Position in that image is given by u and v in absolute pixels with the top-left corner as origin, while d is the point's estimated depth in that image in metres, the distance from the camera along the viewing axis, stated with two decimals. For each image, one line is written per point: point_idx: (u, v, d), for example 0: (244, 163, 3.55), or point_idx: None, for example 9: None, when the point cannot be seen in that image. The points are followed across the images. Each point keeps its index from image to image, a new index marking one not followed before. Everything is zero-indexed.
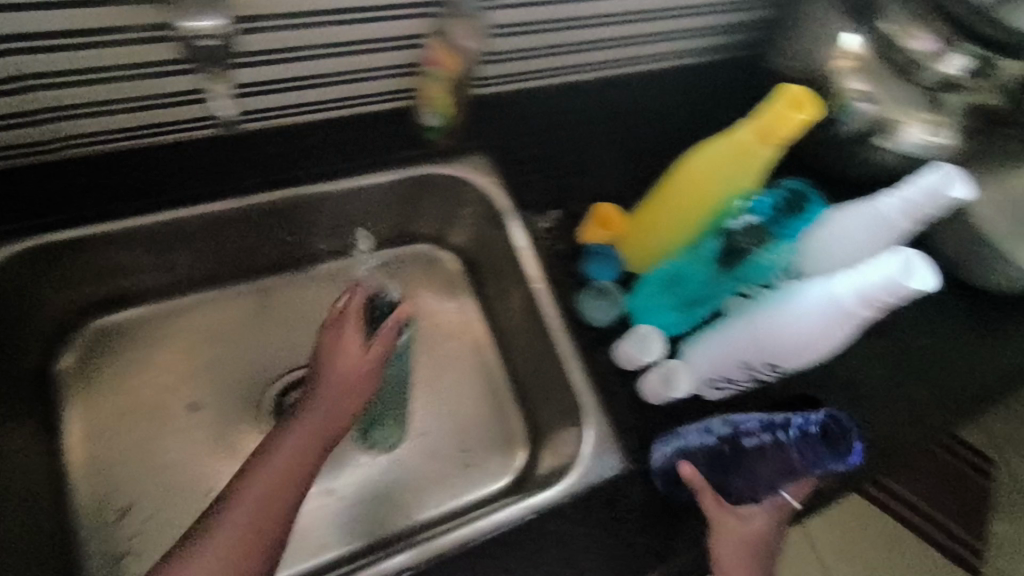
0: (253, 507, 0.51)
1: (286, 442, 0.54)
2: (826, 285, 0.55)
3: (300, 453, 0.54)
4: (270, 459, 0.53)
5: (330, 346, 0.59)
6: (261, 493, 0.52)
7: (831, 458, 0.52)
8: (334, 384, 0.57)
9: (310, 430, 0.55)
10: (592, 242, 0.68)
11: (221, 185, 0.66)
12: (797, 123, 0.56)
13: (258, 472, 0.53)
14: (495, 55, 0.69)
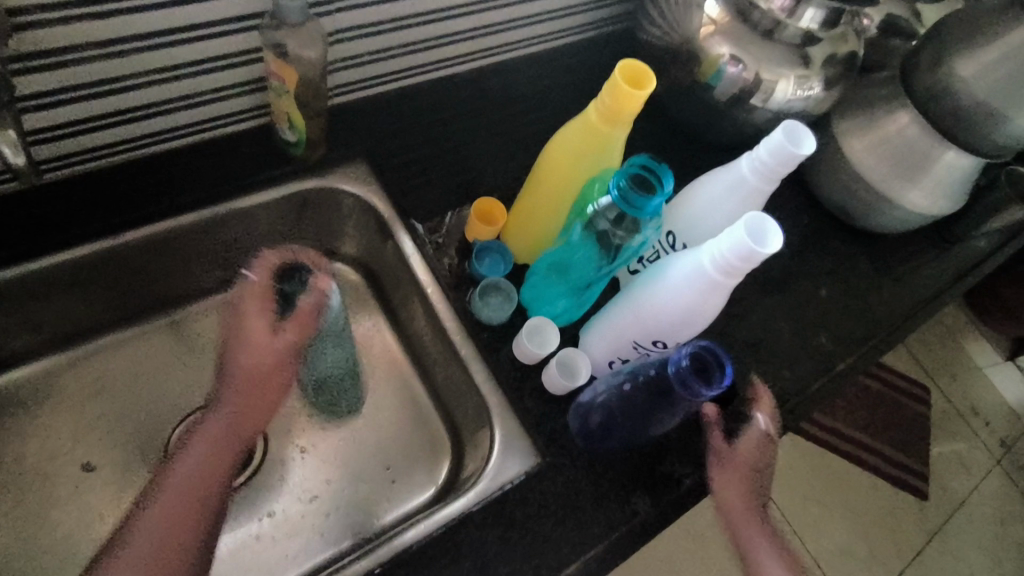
0: (161, 522, 0.49)
1: (194, 452, 0.54)
2: (689, 257, 0.54)
3: (211, 456, 0.54)
4: (176, 471, 0.53)
5: (234, 329, 0.59)
6: (169, 507, 0.50)
7: (704, 388, 0.51)
8: (245, 370, 0.59)
9: (220, 432, 0.56)
10: (479, 240, 0.67)
11: (53, 236, 0.60)
12: (635, 100, 0.53)
13: (162, 489, 0.51)
14: (345, 61, 0.66)
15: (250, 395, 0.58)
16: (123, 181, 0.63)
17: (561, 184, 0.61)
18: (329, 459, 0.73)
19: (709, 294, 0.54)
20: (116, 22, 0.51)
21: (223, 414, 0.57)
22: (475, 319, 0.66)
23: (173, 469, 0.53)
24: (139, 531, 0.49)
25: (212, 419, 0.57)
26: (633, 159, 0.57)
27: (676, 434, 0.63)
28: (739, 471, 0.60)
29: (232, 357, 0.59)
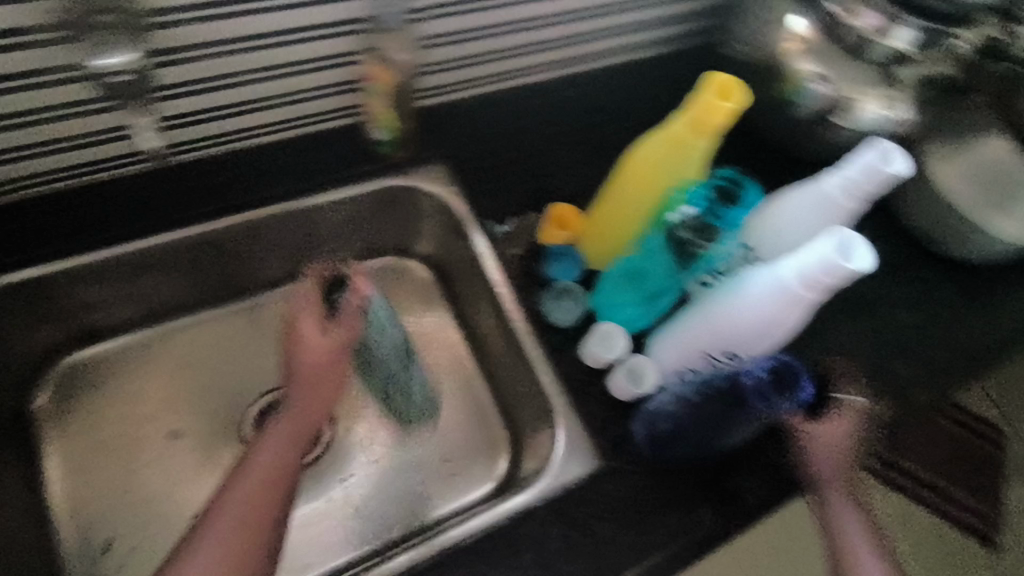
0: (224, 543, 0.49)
1: (251, 466, 0.53)
2: (771, 270, 0.55)
3: (272, 478, 0.52)
4: (235, 487, 0.51)
5: (290, 337, 0.60)
6: (229, 528, 0.49)
7: (782, 400, 0.53)
8: (302, 378, 0.58)
9: (275, 447, 0.54)
10: (552, 245, 0.69)
11: (168, 216, 0.65)
12: (724, 110, 0.55)
13: (222, 509, 0.50)
14: (434, 66, 0.69)
15: (308, 408, 0.58)
16: (223, 170, 0.67)
17: (641, 191, 0.62)
18: (393, 447, 0.76)
19: (789, 305, 0.54)
20: (237, 23, 0.55)
21: (275, 430, 0.56)
22: (544, 321, 0.67)
23: (231, 488, 0.52)
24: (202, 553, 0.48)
25: (269, 426, 0.56)
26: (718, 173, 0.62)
27: (742, 449, 0.62)
28: (823, 459, 0.58)
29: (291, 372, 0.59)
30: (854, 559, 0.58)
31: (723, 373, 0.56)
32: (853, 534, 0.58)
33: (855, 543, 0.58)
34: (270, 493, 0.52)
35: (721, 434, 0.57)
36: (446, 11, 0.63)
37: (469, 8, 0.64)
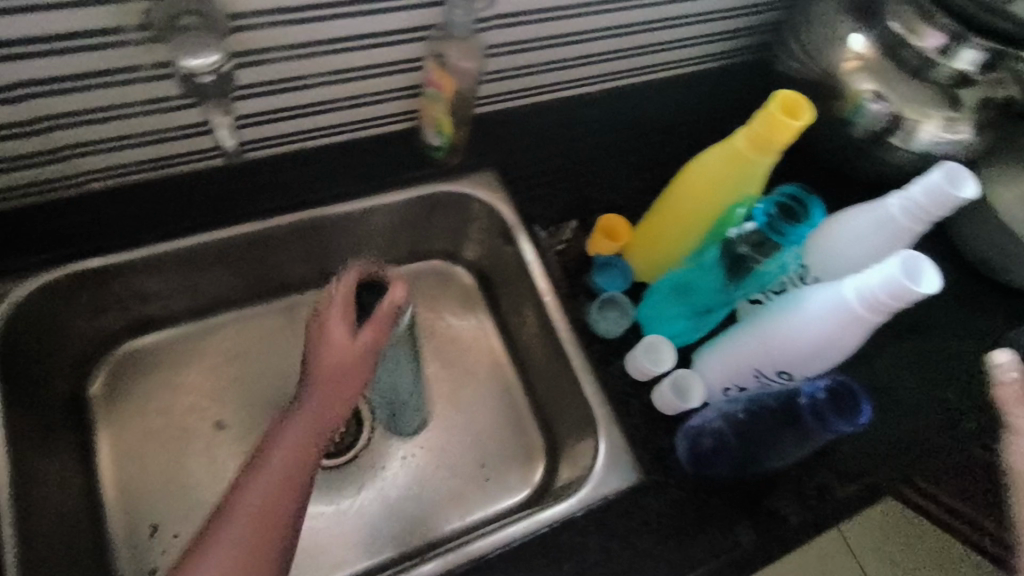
0: (226, 562, 0.46)
1: (259, 481, 0.49)
2: (830, 291, 0.54)
3: (280, 489, 0.49)
4: (243, 498, 0.48)
5: (314, 333, 0.55)
6: (232, 546, 0.47)
7: (841, 421, 0.52)
8: (322, 375, 0.53)
9: (284, 461, 0.50)
10: (601, 254, 0.69)
11: (232, 213, 0.66)
12: (790, 129, 0.54)
13: (228, 518, 0.48)
14: (493, 74, 0.69)
15: (329, 405, 0.53)
16: (283, 170, 0.68)
17: (698, 204, 0.63)
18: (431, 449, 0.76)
19: (848, 327, 0.54)
20: (308, 28, 0.55)
21: (287, 436, 0.51)
22: (590, 331, 0.67)
23: (237, 501, 0.48)
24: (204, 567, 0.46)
25: (286, 425, 0.52)
26: (784, 188, 0.59)
27: (786, 470, 0.61)
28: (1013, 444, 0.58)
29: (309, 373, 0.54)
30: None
31: (777, 393, 0.56)
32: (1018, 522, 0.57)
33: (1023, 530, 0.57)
34: (274, 515, 0.48)
35: (771, 455, 0.57)
36: (512, 21, 0.63)
37: (533, 19, 0.64)
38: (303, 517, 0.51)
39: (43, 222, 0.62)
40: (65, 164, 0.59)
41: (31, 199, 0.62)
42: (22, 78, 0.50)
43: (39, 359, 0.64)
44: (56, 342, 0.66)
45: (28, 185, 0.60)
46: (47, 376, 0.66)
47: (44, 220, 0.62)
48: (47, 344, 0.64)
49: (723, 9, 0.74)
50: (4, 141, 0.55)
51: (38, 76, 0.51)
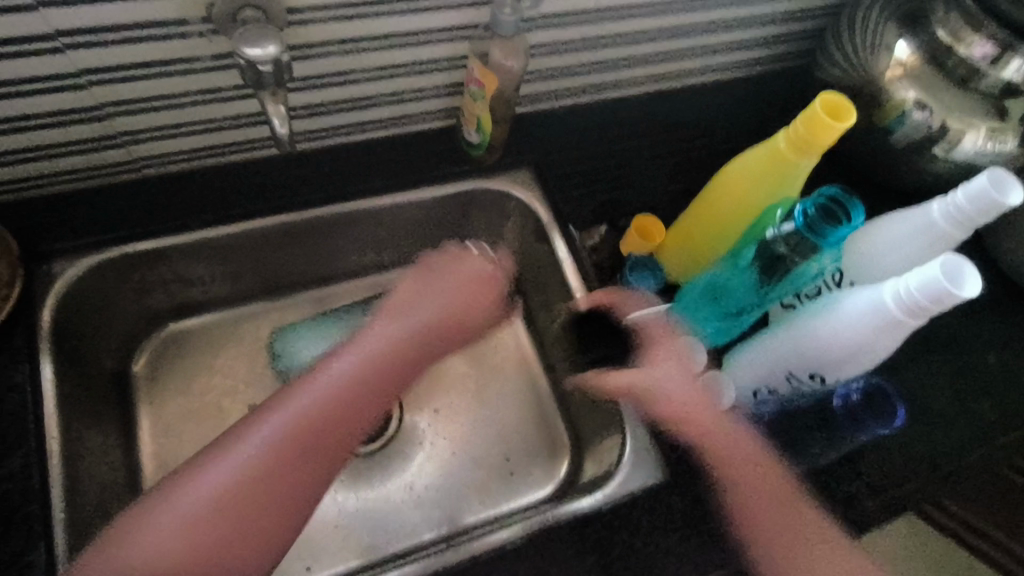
0: (228, 487, 0.50)
1: (290, 411, 0.53)
2: (867, 294, 0.54)
3: (311, 438, 0.53)
4: (268, 420, 0.53)
5: (408, 294, 0.64)
6: (243, 469, 0.50)
7: None
8: (397, 349, 0.60)
9: (319, 401, 0.54)
10: (634, 253, 0.69)
11: (278, 202, 0.67)
12: (832, 132, 0.54)
13: (246, 439, 0.52)
14: (534, 74, 0.70)
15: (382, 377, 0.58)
16: (327, 162, 0.70)
17: (735, 204, 0.64)
18: (457, 442, 0.77)
19: (884, 331, 0.54)
20: (359, 24, 0.57)
21: (325, 377, 0.56)
22: None
23: (261, 424, 0.53)
24: (202, 476, 0.50)
25: (335, 368, 0.57)
26: (822, 189, 0.57)
27: (815, 475, 0.60)
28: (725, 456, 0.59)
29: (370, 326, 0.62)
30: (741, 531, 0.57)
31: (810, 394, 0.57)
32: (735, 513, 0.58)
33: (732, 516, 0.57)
34: (298, 457, 0.52)
35: (801, 455, 0.58)
36: (557, 22, 0.64)
37: (577, 20, 0.65)
38: (309, 488, 0.52)
39: (99, 204, 0.64)
40: (125, 150, 0.63)
41: (91, 181, 0.65)
42: (90, 66, 0.53)
43: (89, 337, 0.66)
44: (106, 320, 0.68)
45: (90, 168, 0.63)
46: (96, 353, 0.67)
47: (98, 202, 0.64)
48: (98, 321, 0.67)
49: (765, 15, 0.74)
50: (68, 125, 0.58)
51: (108, 63, 0.53)
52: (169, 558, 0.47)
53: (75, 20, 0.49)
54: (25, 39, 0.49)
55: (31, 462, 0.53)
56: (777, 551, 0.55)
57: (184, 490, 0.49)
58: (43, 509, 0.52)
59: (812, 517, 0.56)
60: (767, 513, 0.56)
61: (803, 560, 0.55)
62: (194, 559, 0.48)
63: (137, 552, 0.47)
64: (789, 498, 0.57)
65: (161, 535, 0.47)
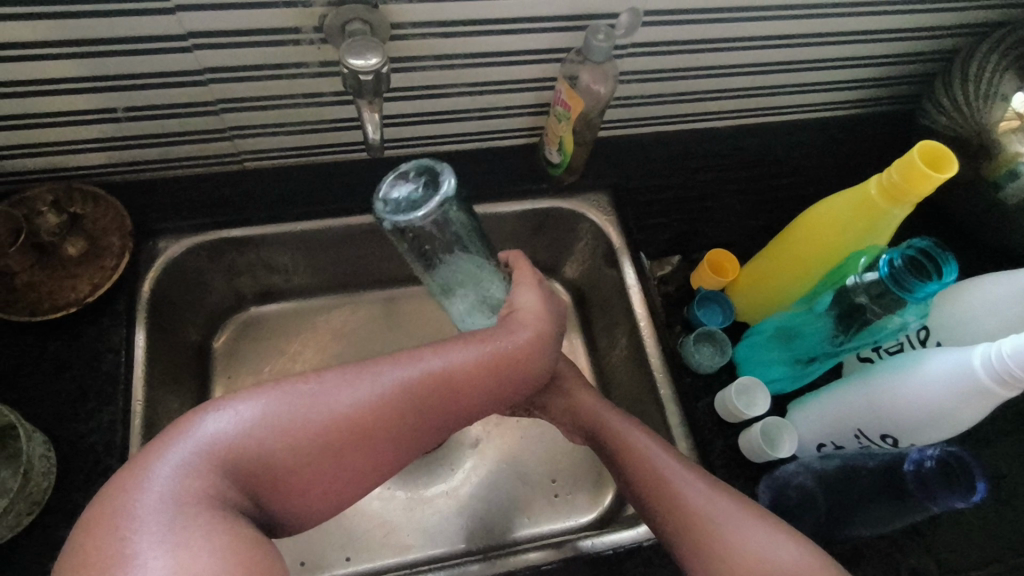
0: (336, 425, 0.44)
1: (420, 376, 0.47)
2: (951, 356, 0.51)
3: (403, 427, 0.47)
4: (400, 376, 0.47)
5: (536, 303, 0.54)
6: (357, 414, 0.45)
7: (949, 494, 0.48)
8: (520, 357, 0.51)
9: (452, 379, 0.48)
10: (704, 287, 0.69)
11: (363, 203, 0.71)
12: (931, 182, 0.52)
13: (372, 385, 0.46)
14: (620, 100, 0.71)
15: (493, 387, 0.50)
16: None
17: (816, 248, 0.62)
18: (504, 456, 0.78)
19: (969, 397, 0.50)
20: (455, 41, 0.59)
21: (463, 353, 0.49)
22: (682, 362, 0.66)
23: (390, 377, 0.47)
24: (319, 399, 0.45)
25: (456, 366, 0.48)
26: (913, 240, 0.53)
27: (877, 541, 0.56)
28: (637, 468, 0.56)
29: (515, 314, 0.53)
30: (693, 549, 0.50)
31: (883, 459, 0.54)
32: (670, 536, 0.52)
33: (672, 536, 0.51)
34: (409, 427, 0.47)
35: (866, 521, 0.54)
36: (650, 50, 0.64)
37: (671, 50, 0.65)
38: (375, 471, 0.47)
39: (203, 190, 0.69)
40: (231, 143, 0.67)
41: (195, 169, 0.69)
42: (212, 65, 0.57)
43: (179, 312, 0.71)
44: (197, 296, 0.73)
45: (195, 158, 0.68)
46: (183, 327, 0.72)
47: (202, 189, 0.69)
48: (187, 298, 0.72)
49: (869, 56, 0.71)
50: (186, 117, 0.62)
51: (227, 63, 0.57)
52: (261, 467, 0.43)
53: (205, 24, 0.53)
54: (160, 37, 0.53)
55: (116, 419, 0.58)
56: (688, 553, 0.50)
57: (301, 405, 0.44)
58: (121, 464, 0.56)
59: (723, 512, 0.50)
60: (662, 517, 0.53)
61: (710, 555, 0.49)
62: (281, 479, 0.44)
63: (235, 449, 0.42)
64: (673, 495, 0.53)
65: (264, 442, 0.43)
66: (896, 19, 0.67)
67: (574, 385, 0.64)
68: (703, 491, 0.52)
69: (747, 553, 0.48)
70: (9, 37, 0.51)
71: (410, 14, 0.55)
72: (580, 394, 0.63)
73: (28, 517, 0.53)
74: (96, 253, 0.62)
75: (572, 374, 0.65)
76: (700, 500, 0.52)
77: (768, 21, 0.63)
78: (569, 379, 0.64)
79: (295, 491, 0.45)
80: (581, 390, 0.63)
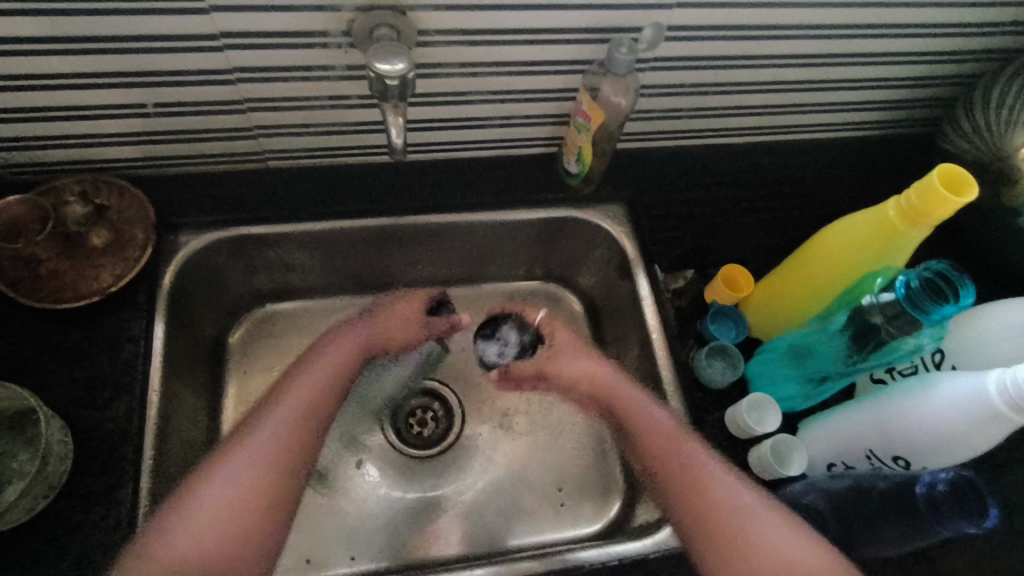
0: (257, 465, 0.56)
1: (287, 399, 0.60)
2: (967, 380, 0.51)
3: (273, 463, 0.56)
4: (281, 407, 0.60)
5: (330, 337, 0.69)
6: (267, 449, 0.57)
7: (961, 520, 0.47)
8: (314, 385, 0.63)
9: (321, 385, 0.63)
10: (717, 302, 0.68)
11: (381, 205, 0.72)
12: (949, 206, 0.51)
13: (265, 426, 0.58)
14: (641, 113, 0.71)
15: (317, 409, 0.61)
16: (432, 175, 0.74)
17: (833, 266, 0.62)
18: (511, 462, 0.78)
19: (983, 423, 0.50)
20: (480, 50, 0.60)
21: (276, 401, 0.60)
22: (693, 376, 0.66)
23: (243, 443, 0.57)
24: (233, 464, 0.55)
25: (273, 409, 0.60)
26: (930, 261, 0.52)
27: (886, 565, 0.56)
28: (665, 456, 0.57)
29: (318, 350, 0.67)
30: (719, 543, 0.52)
31: (894, 479, 0.53)
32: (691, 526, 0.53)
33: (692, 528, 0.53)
34: (278, 458, 0.57)
35: (874, 543, 0.54)
36: (673, 65, 0.65)
37: (693, 66, 0.65)
38: (286, 510, 0.56)
39: (226, 188, 0.70)
40: (255, 142, 0.68)
41: (219, 167, 0.70)
42: (241, 65, 0.58)
43: (196, 306, 0.72)
44: (216, 291, 0.74)
45: (220, 156, 0.69)
46: (200, 321, 0.73)
47: (225, 187, 0.70)
48: (205, 293, 0.73)
49: (890, 78, 0.72)
50: (213, 115, 0.64)
51: (256, 64, 0.58)
52: (200, 562, 0.51)
53: (235, 24, 0.54)
54: (193, 37, 0.55)
55: (133, 408, 0.59)
56: (702, 540, 0.52)
57: (192, 506, 0.53)
58: (136, 454, 0.57)
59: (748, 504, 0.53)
60: (683, 505, 0.54)
61: (726, 542, 0.52)
62: (216, 561, 0.52)
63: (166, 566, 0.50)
64: (699, 485, 0.54)
65: (186, 544, 0.51)
66: (919, 42, 0.67)
67: (570, 357, 0.67)
68: (729, 483, 0.54)
69: (771, 546, 0.51)
70: (47, 32, 0.52)
71: (437, 21, 0.56)
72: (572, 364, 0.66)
73: (44, 501, 0.53)
74: (120, 245, 0.64)
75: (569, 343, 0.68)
76: (726, 495, 0.53)
77: (790, 40, 0.64)
78: (565, 350, 0.67)
79: (238, 562, 0.53)
80: (584, 362, 0.66)
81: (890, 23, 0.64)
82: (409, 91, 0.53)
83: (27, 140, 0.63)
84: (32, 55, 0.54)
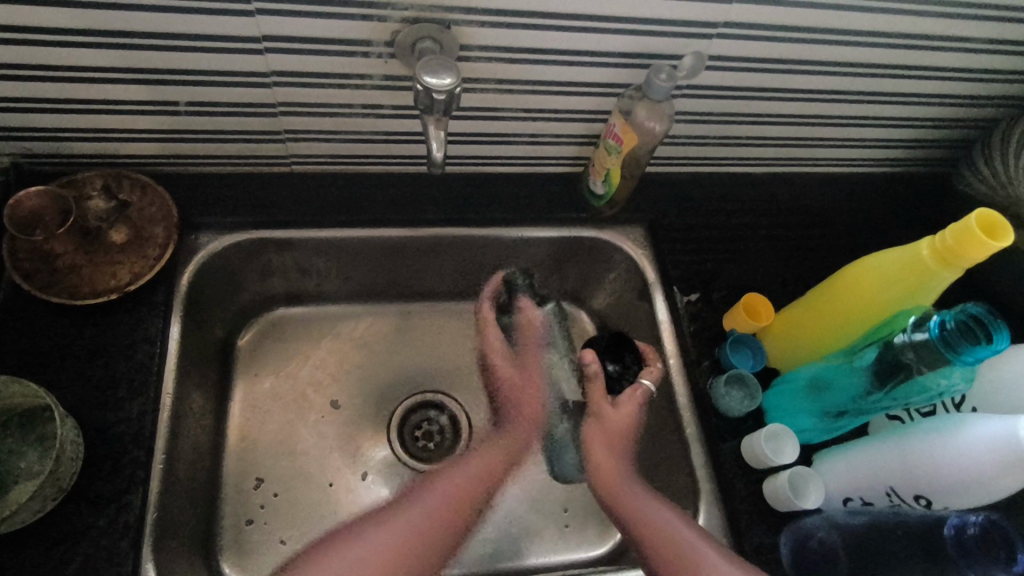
0: (384, 546, 0.54)
1: (434, 492, 0.59)
2: (995, 424, 0.52)
3: (399, 557, 0.54)
4: (424, 501, 0.58)
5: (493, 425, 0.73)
6: (416, 522, 0.57)
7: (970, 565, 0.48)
8: (460, 487, 0.61)
9: (469, 488, 0.62)
10: (737, 330, 0.68)
11: (404, 214, 0.71)
12: (985, 250, 0.53)
13: (400, 514, 0.57)
14: (669, 138, 0.72)
15: (457, 514, 0.59)
16: (456, 187, 0.74)
17: (860, 302, 0.63)
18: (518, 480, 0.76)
19: (1010, 468, 0.51)
20: (519, 67, 0.60)
21: (423, 494, 0.59)
22: (710, 402, 0.65)
23: (366, 531, 0.55)
24: (355, 547, 0.54)
25: (414, 500, 0.58)
26: (966, 304, 0.52)
27: None
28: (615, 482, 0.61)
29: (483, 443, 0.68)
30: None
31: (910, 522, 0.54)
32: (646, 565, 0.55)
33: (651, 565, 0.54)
34: (405, 553, 0.55)
35: None
36: (705, 92, 0.65)
37: (725, 95, 0.66)
38: None
39: (251, 189, 0.70)
40: (283, 145, 0.67)
41: (244, 168, 0.70)
42: (279, 68, 0.58)
43: (209, 308, 0.71)
44: (230, 292, 0.73)
45: (246, 157, 0.68)
46: (211, 322, 0.72)
47: (250, 188, 0.70)
48: (219, 295, 0.72)
49: (914, 117, 0.73)
50: (245, 117, 0.63)
51: (295, 68, 0.58)
52: None
53: (278, 28, 0.54)
54: (235, 39, 0.54)
55: (147, 411, 0.57)
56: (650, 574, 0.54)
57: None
58: (146, 458, 0.56)
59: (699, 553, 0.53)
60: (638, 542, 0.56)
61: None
62: None
63: None
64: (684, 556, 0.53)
65: None
66: (947, 85, 0.68)
67: (600, 441, 0.64)
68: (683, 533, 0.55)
69: None
70: (88, 25, 0.52)
71: (480, 37, 0.56)
72: (596, 444, 0.64)
73: (52, 502, 0.51)
74: (139, 243, 0.63)
75: (612, 433, 0.64)
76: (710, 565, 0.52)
77: (821, 76, 0.65)
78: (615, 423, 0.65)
79: None
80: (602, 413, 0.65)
81: (921, 65, 0.65)
82: (453, 106, 0.53)
83: (52, 131, 0.61)
84: (68, 47, 0.53)
